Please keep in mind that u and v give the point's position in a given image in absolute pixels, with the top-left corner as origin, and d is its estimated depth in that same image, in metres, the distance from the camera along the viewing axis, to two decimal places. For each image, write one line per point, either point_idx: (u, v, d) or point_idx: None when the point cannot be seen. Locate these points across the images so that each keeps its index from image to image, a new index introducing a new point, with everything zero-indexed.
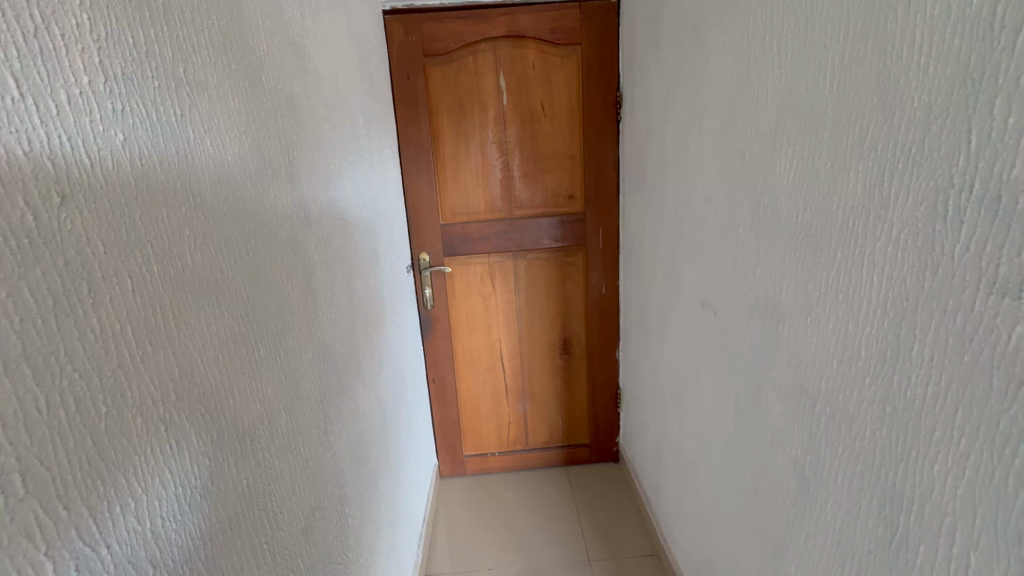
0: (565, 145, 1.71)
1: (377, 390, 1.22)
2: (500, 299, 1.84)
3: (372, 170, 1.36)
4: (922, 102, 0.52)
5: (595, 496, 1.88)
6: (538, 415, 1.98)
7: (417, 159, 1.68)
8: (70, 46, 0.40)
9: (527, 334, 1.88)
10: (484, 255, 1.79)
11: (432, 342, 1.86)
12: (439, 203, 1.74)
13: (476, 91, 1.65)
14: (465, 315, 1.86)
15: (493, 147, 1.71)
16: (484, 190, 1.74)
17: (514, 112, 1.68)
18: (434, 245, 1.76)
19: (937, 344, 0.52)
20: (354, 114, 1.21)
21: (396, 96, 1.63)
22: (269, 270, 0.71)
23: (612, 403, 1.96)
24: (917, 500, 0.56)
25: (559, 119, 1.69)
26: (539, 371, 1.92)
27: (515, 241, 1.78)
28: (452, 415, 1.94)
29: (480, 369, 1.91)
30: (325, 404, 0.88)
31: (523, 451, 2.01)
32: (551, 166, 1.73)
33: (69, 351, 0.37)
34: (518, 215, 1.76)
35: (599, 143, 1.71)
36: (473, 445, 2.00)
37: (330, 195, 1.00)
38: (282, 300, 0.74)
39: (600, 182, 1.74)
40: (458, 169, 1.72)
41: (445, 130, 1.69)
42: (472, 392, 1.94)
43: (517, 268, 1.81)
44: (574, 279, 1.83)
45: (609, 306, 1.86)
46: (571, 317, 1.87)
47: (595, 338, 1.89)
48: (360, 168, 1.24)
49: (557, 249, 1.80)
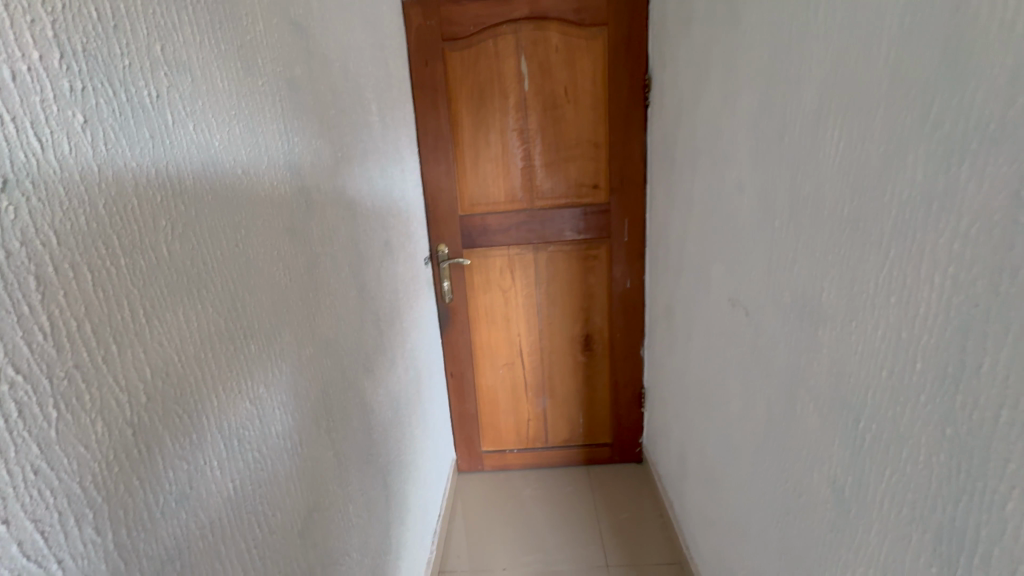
0: (589, 133, 1.63)
1: (388, 384, 1.19)
2: (520, 292, 1.79)
3: (387, 160, 1.32)
4: (1006, 68, 0.43)
5: (617, 498, 1.82)
6: (558, 413, 1.92)
7: (435, 149, 1.64)
8: (16, 17, 0.36)
9: (548, 329, 1.82)
10: (504, 247, 1.74)
11: (450, 335, 1.82)
12: (458, 193, 1.69)
13: (496, 76, 1.59)
14: (484, 308, 1.81)
15: (514, 134, 1.64)
16: (504, 180, 1.68)
17: (536, 98, 1.61)
18: (452, 236, 1.72)
19: (1014, 360, 0.43)
20: (367, 101, 1.18)
21: (415, 82, 1.58)
22: (263, 261, 0.67)
23: (636, 402, 1.88)
24: (981, 539, 0.48)
25: (583, 104, 1.61)
26: (560, 367, 1.86)
27: (536, 233, 1.72)
28: (470, 410, 1.91)
29: (499, 363, 1.87)
30: (328, 401, 0.85)
31: (543, 449, 1.96)
32: (574, 154, 1.65)
33: (11, 351, 0.34)
34: (540, 206, 1.70)
35: (626, 129, 1.62)
36: (491, 441, 1.96)
37: (339, 184, 0.97)
38: (278, 292, 0.71)
39: (626, 171, 1.65)
40: (478, 158, 1.67)
41: (464, 118, 1.63)
42: (491, 387, 1.90)
43: (538, 261, 1.75)
44: (597, 272, 1.76)
45: (634, 300, 1.77)
46: (593, 312, 1.80)
47: (618, 334, 1.81)
48: (373, 159, 1.21)
49: (580, 241, 1.73)
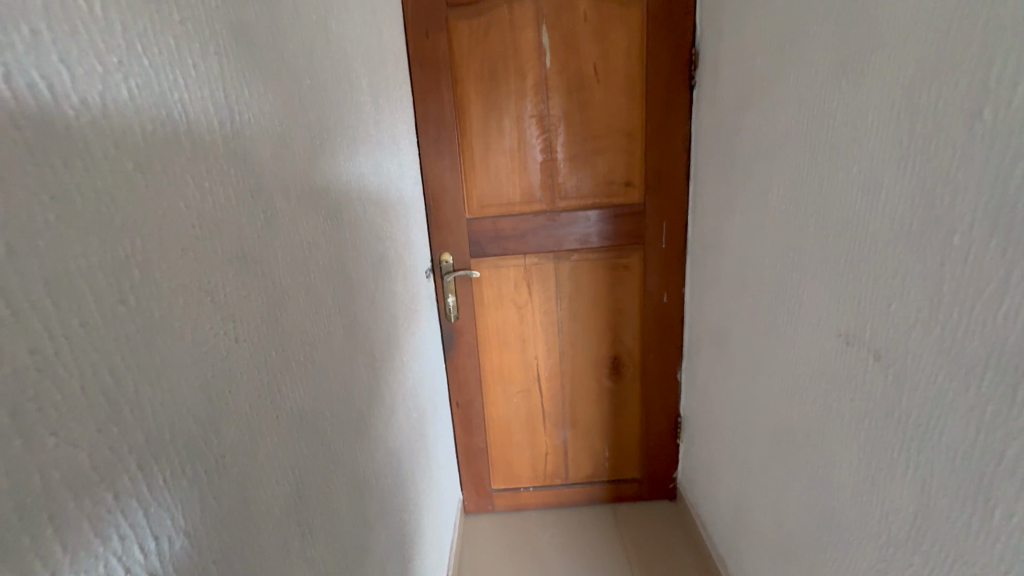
0: (623, 120, 1.37)
1: (386, 442, 0.92)
2: (538, 308, 1.52)
3: (380, 151, 1.04)
4: None
5: (651, 544, 1.57)
6: (580, 446, 1.66)
7: (438, 139, 1.37)
8: None
9: (570, 350, 1.56)
10: (520, 256, 1.47)
11: (456, 359, 1.56)
12: (465, 193, 1.42)
13: (511, 50, 1.32)
14: (495, 328, 1.54)
15: (532, 122, 1.37)
16: (520, 177, 1.41)
17: (559, 77, 1.33)
18: (458, 243, 1.45)
19: None
20: (355, 75, 0.90)
21: (412, 58, 1.30)
22: (185, 319, 0.39)
23: (670, 433, 1.63)
24: None
25: (615, 85, 1.34)
26: (584, 394, 1.60)
27: (558, 239, 1.45)
28: (479, 444, 1.65)
29: (513, 390, 1.60)
30: (303, 506, 0.57)
31: (562, 486, 1.71)
32: (604, 145, 1.39)
33: None
34: (562, 207, 1.43)
35: (667, 115, 1.36)
36: (503, 479, 1.70)
37: (317, 183, 0.68)
38: (216, 364, 0.43)
39: (665, 167, 1.39)
40: (489, 151, 1.40)
41: (473, 102, 1.36)
42: (503, 418, 1.63)
43: (559, 272, 1.49)
44: (628, 285, 1.50)
45: (671, 317, 1.52)
46: (623, 331, 1.54)
47: (651, 355, 1.56)
48: (364, 149, 0.93)
49: (608, 248, 1.47)
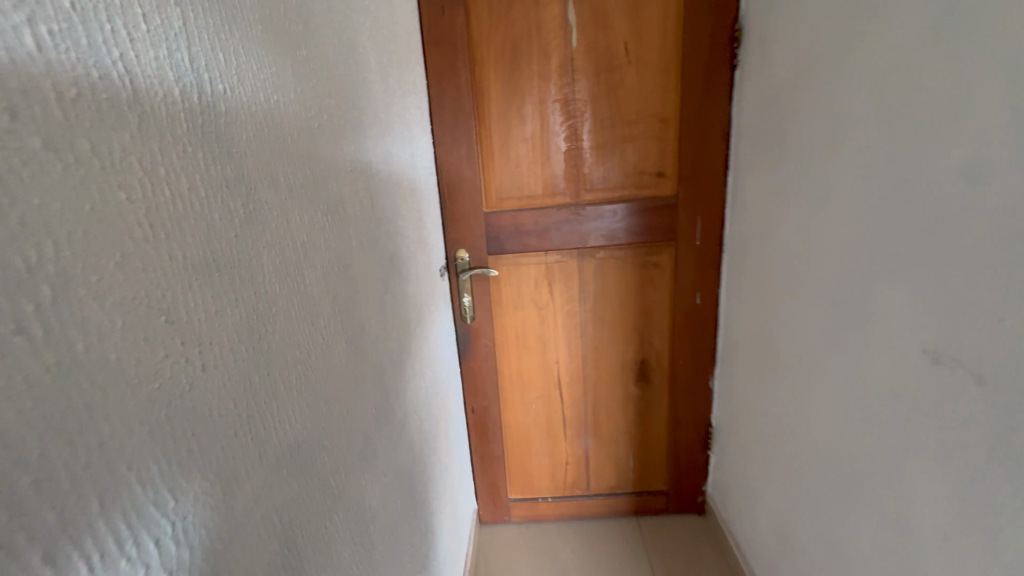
0: (655, 104, 1.25)
1: (395, 461, 0.82)
2: (559, 309, 1.42)
3: (390, 137, 0.94)
4: None
5: (679, 561, 1.47)
6: (603, 455, 1.56)
7: (454, 125, 1.26)
8: None
9: (594, 354, 1.45)
10: (541, 253, 1.36)
11: (472, 362, 1.46)
12: (482, 184, 1.32)
13: (534, 28, 1.20)
14: (514, 329, 1.44)
15: (556, 106, 1.26)
16: (542, 167, 1.31)
17: (587, 57, 1.22)
18: (475, 239, 1.35)
19: None
20: (362, 51, 0.80)
21: (427, 37, 1.20)
22: (125, 348, 0.30)
23: (701, 444, 1.52)
24: None
25: (649, 66, 1.22)
26: (608, 401, 1.50)
27: (582, 234, 1.34)
28: (495, 452, 1.55)
29: (532, 396, 1.50)
30: (294, 558, 0.48)
31: (583, 497, 1.61)
32: (635, 132, 1.27)
33: None
34: (587, 200, 1.32)
35: (705, 99, 1.23)
36: (520, 488, 1.61)
37: (315, 171, 0.59)
38: (172, 403, 0.34)
39: (701, 156, 1.27)
40: (509, 139, 1.29)
41: (492, 85, 1.25)
42: (521, 425, 1.54)
43: (584, 271, 1.38)
44: (657, 285, 1.39)
45: (704, 321, 1.40)
46: (651, 334, 1.43)
47: (681, 361, 1.44)
48: (372, 135, 0.83)
49: (637, 245, 1.35)
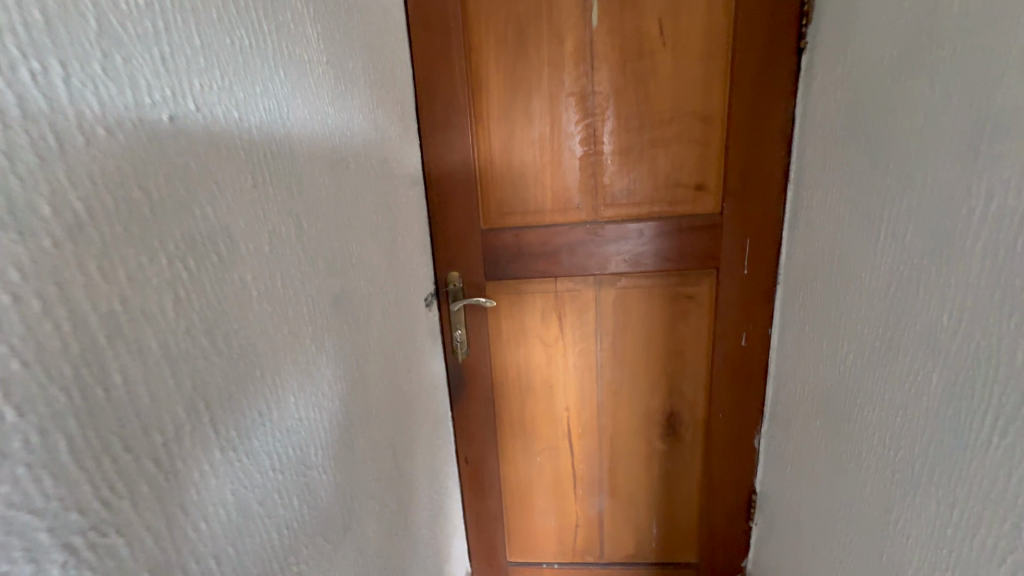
0: (696, 99, 1.00)
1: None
2: (571, 347, 1.18)
3: (348, 139, 0.72)
4: None
5: None
6: (620, 519, 1.31)
7: (447, 125, 1.04)
8: None
9: (611, 401, 1.21)
10: (550, 280, 1.13)
11: (466, 406, 1.24)
12: (481, 196, 1.09)
13: (545, 4, 0.97)
14: (517, 368, 1.21)
15: (571, 102, 1.02)
16: (553, 176, 1.07)
17: (610, 40, 0.98)
18: (471, 262, 1.12)
19: None
20: (295, 20, 0.58)
21: (414, 17, 0.98)
22: None
23: (740, 513, 1.25)
24: None
25: (689, 51, 0.97)
26: (628, 457, 1.25)
27: (601, 258, 1.10)
28: (493, 509, 1.32)
29: (537, 447, 1.27)
30: None
31: (596, 565, 1.36)
32: (669, 134, 1.02)
33: None
34: (608, 216, 1.08)
35: (761, 93, 0.97)
36: (522, 551, 1.37)
37: (161, 195, 0.37)
38: None
39: (753, 165, 1.01)
40: (513, 141, 1.06)
41: (493, 75, 1.02)
42: (523, 479, 1.30)
43: (601, 302, 1.13)
44: (692, 322, 1.13)
45: (749, 367, 1.14)
46: (683, 379, 1.18)
47: (720, 414, 1.18)
48: (310, 137, 0.60)
49: (669, 272, 1.10)
